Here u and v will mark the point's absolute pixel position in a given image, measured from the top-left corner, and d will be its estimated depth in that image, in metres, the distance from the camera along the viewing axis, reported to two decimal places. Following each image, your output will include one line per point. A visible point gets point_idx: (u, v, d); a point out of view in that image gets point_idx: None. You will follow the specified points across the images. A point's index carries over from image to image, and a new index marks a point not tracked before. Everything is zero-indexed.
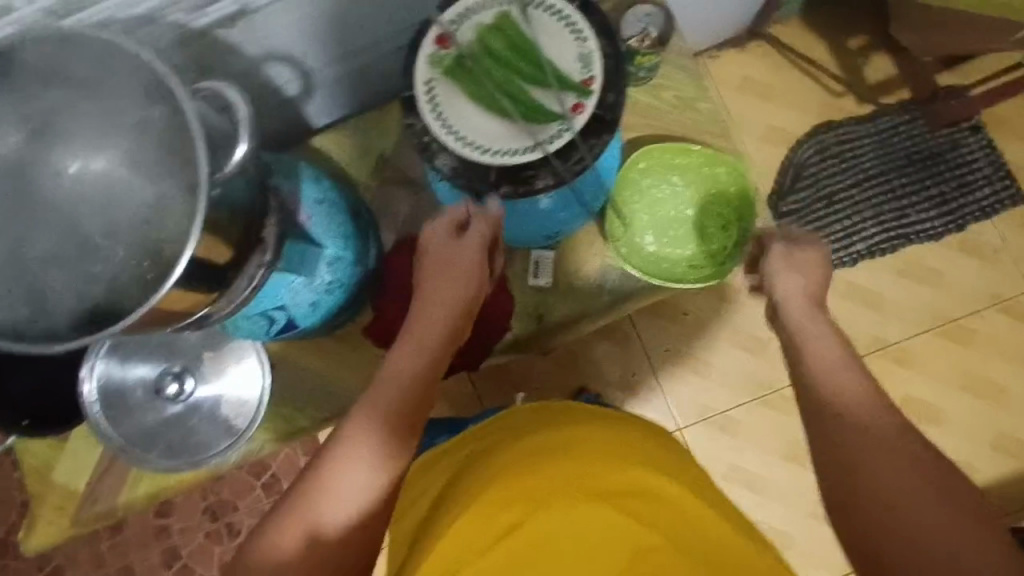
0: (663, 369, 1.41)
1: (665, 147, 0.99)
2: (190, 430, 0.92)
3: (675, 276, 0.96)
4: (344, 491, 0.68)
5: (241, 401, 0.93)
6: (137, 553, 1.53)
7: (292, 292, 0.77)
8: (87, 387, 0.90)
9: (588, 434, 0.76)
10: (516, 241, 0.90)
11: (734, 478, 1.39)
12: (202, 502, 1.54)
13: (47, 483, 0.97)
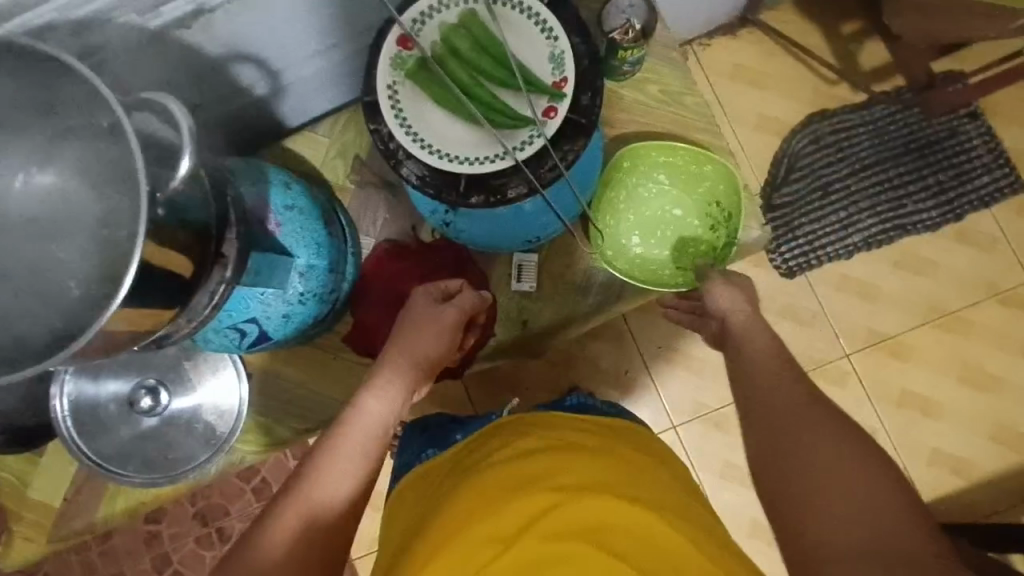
0: (656, 367, 1.39)
1: (649, 145, 0.95)
2: (166, 444, 0.89)
3: (663, 279, 0.95)
4: (326, 490, 0.69)
5: (219, 413, 0.89)
6: (127, 560, 1.51)
7: (263, 304, 0.74)
8: (58, 403, 0.87)
9: (573, 447, 0.74)
10: (497, 250, 0.85)
11: (730, 475, 1.37)
12: (192, 507, 1.52)
13: (23, 500, 0.94)
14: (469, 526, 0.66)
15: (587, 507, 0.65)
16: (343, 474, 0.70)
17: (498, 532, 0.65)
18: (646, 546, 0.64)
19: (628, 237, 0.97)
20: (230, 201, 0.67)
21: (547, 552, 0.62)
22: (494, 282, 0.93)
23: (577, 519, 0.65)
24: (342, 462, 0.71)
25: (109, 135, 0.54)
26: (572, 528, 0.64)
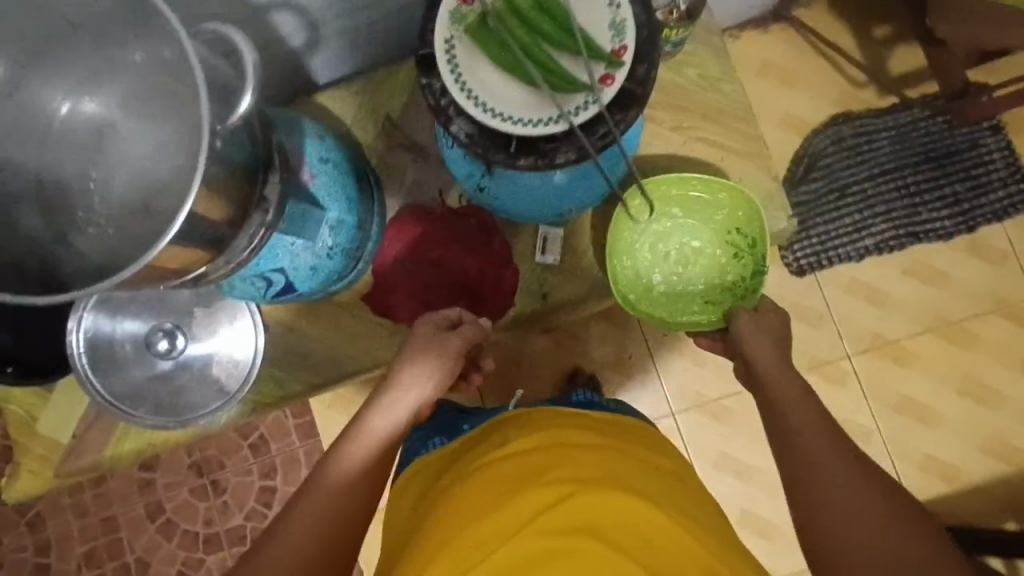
0: (660, 354, 1.40)
1: (657, 181, 0.93)
2: (178, 388, 0.89)
3: (692, 316, 0.96)
4: (337, 485, 0.75)
5: (233, 362, 0.90)
6: (122, 504, 1.53)
7: (292, 255, 0.74)
8: (75, 338, 0.87)
9: (580, 441, 0.76)
10: (526, 217, 0.86)
11: (724, 465, 1.39)
12: (188, 458, 1.53)
13: (31, 435, 0.95)
14: (472, 520, 0.69)
15: (587, 503, 0.68)
16: (355, 471, 0.76)
17: (499, 524, 0.68)
18: (642, 541, 0.66)
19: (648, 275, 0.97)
20: (274, 147, 0.66)
21: (546, 545, 0.65)
22: (517, 253, 0.93)
23: (577, 514, 0.67)
24: (357, 463, 0.77)
25: (142, 68, 0.59)
26: (571, 522, 0.66)
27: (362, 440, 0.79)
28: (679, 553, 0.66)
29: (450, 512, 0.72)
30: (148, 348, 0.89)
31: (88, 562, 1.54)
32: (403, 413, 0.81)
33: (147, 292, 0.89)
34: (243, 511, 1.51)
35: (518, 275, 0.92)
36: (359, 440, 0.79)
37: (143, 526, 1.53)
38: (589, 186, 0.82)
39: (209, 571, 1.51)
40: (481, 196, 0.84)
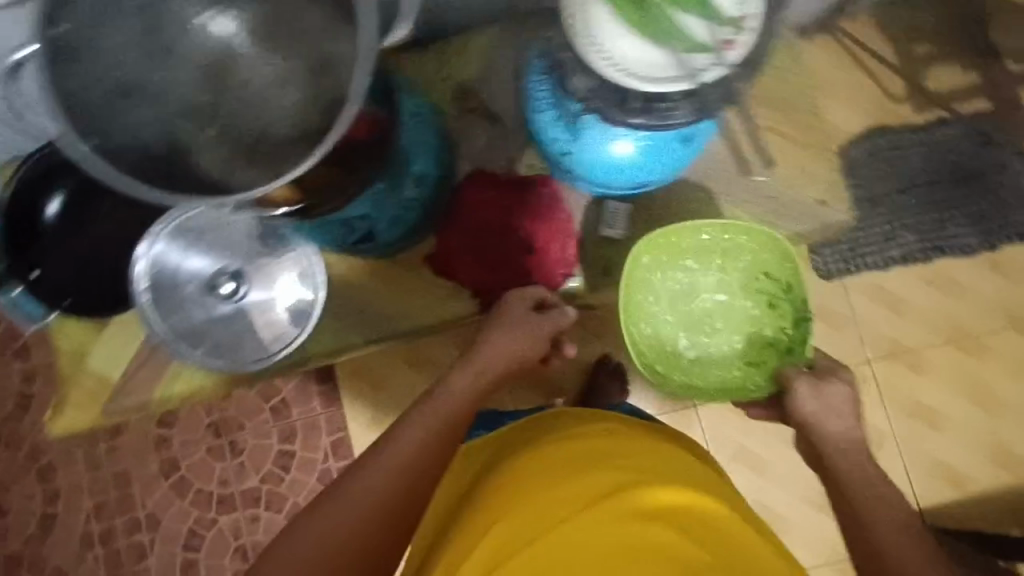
0: None
1: (669, 234, 1.11)
2: (232, 316, 1.03)
3: (729, 376, 1.11)
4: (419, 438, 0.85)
5: (295, 301, 1.05)
6: (137, 459, 1.53)
7: (382, 204, 0.99)
8: (143, 271, 1.00)
9: (627, 441, 0.88)
10: (608, 185, 1.02)
11: (740, 458, 1.43)
12: (206, 418, 1.53)
13: (82, 369, 1.10)
14: (535, 496, 0.79)
15: (644, 491, 0.78)
16: (433, 430, 0.86)
17: (568, 503, 0.77)
18: (690, 527, 0.76)
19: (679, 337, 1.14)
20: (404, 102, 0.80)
21: (612, 522, 0.74)
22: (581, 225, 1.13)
23: (637, 498, 0.77)
24: (432, 418, 0.87)
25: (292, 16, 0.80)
26: (632, 505, 0.76)
27: (447, 397, 0.90)
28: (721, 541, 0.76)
29: (509, 490, 0.81)
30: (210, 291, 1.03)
31: (96, 515, 1.53)
32: (481, 381, 0.93)
33: (222, 222, 1.02)
34: (260, 473, 1.52)
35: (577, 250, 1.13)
36: (443, 400, 0.90)
37: (156, 482, 1.53)
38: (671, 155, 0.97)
39: (221, 531, 1.51)
40: (563, 160, 0.99)
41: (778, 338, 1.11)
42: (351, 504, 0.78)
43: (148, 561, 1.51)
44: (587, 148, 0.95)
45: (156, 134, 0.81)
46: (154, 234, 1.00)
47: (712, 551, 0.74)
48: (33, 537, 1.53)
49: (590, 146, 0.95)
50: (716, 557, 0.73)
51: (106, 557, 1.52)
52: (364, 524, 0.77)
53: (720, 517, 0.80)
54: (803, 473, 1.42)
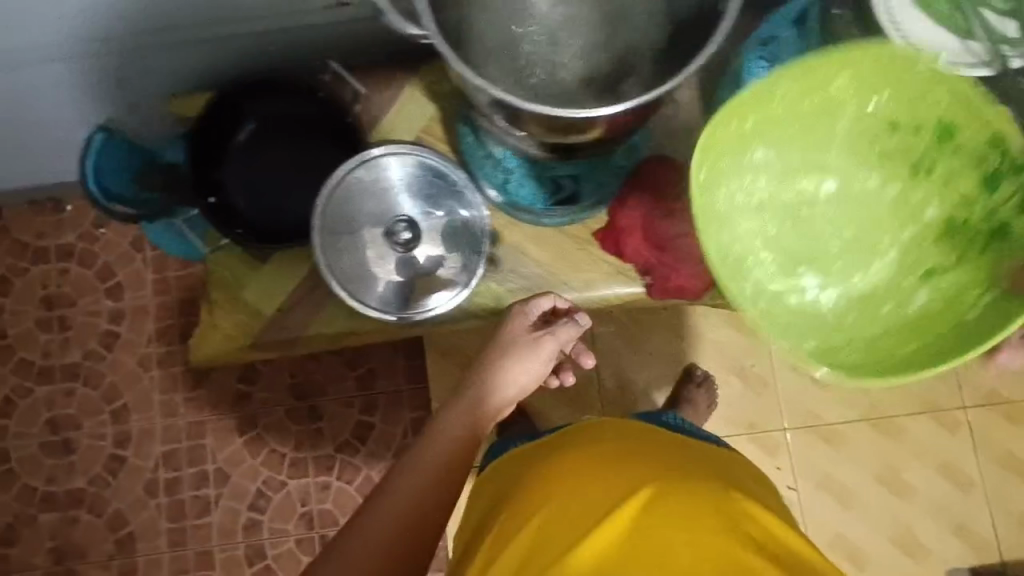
0: (783, 367, 1.42)
1: (750, 109, 0.63)
2: (396, 265, 0.96)
3: (877, 366, 0.62)
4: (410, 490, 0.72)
5: (464, 261, 0.96)
6: (214, 412, 1.51)
7: (594, 165, 0.95)
8: (319, 208, 0.92)
9: (641, 446, 0.90)
10: None
11: (826, 487, 1.41)
12: (289, 379, 1.51)
13: (235, 299, 0.96)
14: (551, 513, 0.82)
15: (666, 496, 0.81)
16: (427, 480, 0.73)
17: (598, 513, 0.80)
18: (721, 527, 0.79)
19: (803, 274, 0.67)
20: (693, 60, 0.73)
21: (642, 527, 0.78)
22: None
23: (658, 504, 0.80)
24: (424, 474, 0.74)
25: None
26: (657, 511, 0.79)
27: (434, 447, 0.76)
28: (751, 537, 0.80)
29: (529, 502, 0.86)
30: (388, 237, 0.96)
31: (165, 463, 1.50)
32: (468, 427, 0.79)
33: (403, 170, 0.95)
34: (336, 442, 1.50)
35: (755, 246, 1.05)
36: (427, 452, 0.76)
37: (230, 437, 1.50)
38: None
39: (289, 495, 1.49)
40: None
41: (957, 221, 0.66)
42: None
43: (212, 516, 1.49)
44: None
45: (456, 37, 0.75)
46: (337, 170, 0.92)
47: (743, 550, 0.78)
48: (97, 477, 1.50)
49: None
50: (748, 556, 0.78)
51: (169, 507, 1.49)
52: None
53: (748, 516, 0.83)
54: (887, 510, 1.41)
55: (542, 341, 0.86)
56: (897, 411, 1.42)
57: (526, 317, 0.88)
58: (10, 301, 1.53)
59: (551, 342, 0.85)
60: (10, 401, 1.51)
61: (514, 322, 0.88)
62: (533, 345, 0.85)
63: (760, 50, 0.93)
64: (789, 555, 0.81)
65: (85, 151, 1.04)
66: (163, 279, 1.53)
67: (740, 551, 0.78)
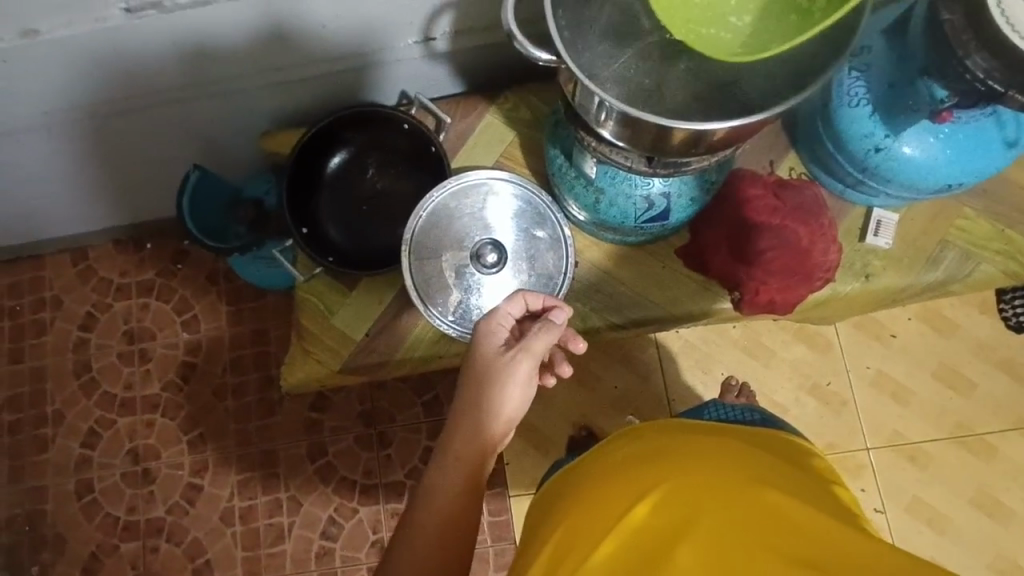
0: (861, 385, 1.37)
1: None
2: (480, 287, 0.96)
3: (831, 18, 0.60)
4: (420, 550, 0.63)
5: (548, 280, 0.95)
6: (285, 440, 1.47)
7: (686, 183, 0.86)
8: (408, 234, 0.95)
9: (655, 452, 0.76)
10: (911, 188, 0.89)
11: (915, 512, 1.33)
12: (359, 406, 1.47)
13: (325, 326, 1.03)
14: (568, 530, 0.69)
15: (672, 501, 0.66)
16: (438, 540, 0.64)
17: (595, 533, 0.66)
18: (744, 527, 0.62)
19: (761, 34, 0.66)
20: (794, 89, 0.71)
21: (647, 536, 0.64)
22: (843, 233, 0.97)
23: (674, 504, 0.66)
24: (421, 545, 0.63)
25: None
26: (664, 515, 0.65)
27: (428, 512, 0.65)
28: (793, 536, 0.61)
29: (550, 524, 0.73)
30: (474, 259, 0.96)
31: (240, 491, 1.46)
32: (460, 479, 0.67)
33: (485, 193, 0.97)
34: (405, 468, 1.44)
35: (849, 253, 0.97)
36: (422, 518, 0.65)
37: (302, 466, 1.46)
38: (980, 165, 0.84)
39: (360, 523, 1.43)
40: (863, 157, 0.87)
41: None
42: None
43: (284, 545, 1.44)
44: (903, 142, 0.84)
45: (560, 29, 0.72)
46: (427, 192, 0.96)
47: (777, 552, 0.60)
48: (176, 505, 1.46)
49: (909, 136, 0.83)
50: (785, 564, 0.58)
51: (244, 536, 1.44)
52: None
53: (792, 511, 0.63)
54: (983, 531, 1.33)
55: (517, 362, 0.70)
56: (988, 430, 1.35)
57: (495, 334, 0.72)
58: (93, 335, 1.52)
59: (526, 361, 0.70)
60: (94, 432, 1.48)
61: (483, 341, 0.72)
62: (508, 370, 0.70)
63: (851, 63, 0.85)
64: (860, 551, 0.59)
65: (183, 187, 1.08)
66: (237, 309, 1.51)
67: (772, 556, 0.59)
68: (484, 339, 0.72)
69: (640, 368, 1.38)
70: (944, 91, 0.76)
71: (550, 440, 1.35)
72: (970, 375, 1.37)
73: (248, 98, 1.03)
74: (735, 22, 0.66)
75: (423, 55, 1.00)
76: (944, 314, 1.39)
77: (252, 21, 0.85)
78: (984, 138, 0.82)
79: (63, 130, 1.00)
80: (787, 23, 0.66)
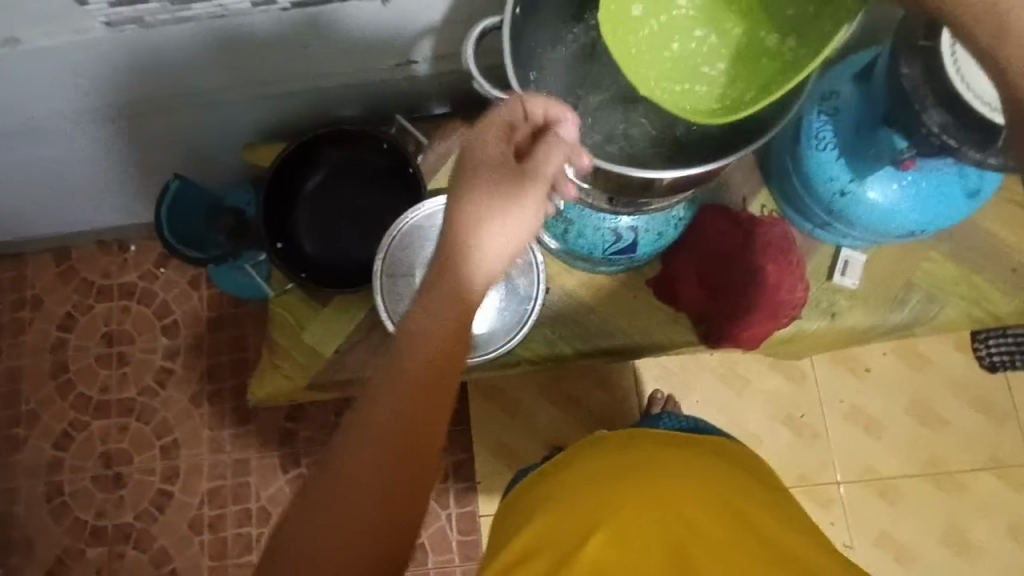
0: (835, 418, 1.38)
1: (676, 37, 0.67)
2: None
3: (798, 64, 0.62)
4: (402, 382, 0.54)
5: (518, 307, 0.96)
6: (259, 449, 1.46)
7: (654, 219, 0.87)
8: (381, 255, 0.96)
9: (627, 469, 0.76)
10: (875, 232, 0.90)
11: (884, 547, 1.33)
12: (333, 418, 1.46)
13: (296, 340, 1.03)
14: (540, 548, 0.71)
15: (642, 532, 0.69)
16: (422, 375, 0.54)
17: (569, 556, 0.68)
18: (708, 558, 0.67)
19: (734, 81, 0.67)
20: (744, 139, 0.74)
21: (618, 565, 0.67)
22: (811, 271, 0.98)
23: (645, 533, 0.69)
24: (375, 443, 0.52)
25: None
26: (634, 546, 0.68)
27: (413, 344, 0.55)
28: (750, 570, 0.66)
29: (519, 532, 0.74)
30: None
31: (211, 499, 1.45)
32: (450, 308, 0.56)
33: None
34: None
35: (815, 291, 0.98)
36: (406, 353, 0.55)
37: (274, 476, 1.45)
38: (942, 214, 0.86)
39: None
40: (830, 198, 0.88)
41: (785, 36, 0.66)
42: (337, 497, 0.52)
43: (253, 556, 1.42)
44: (868, 187, 0.85)
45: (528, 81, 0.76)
46: (402, 213, 0.96)
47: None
48: (145, 511, 1.45)
49: (873, 181, 0.85)
50: None
51: (212, 545, 1.43)
52: (355, 511, 0.51)
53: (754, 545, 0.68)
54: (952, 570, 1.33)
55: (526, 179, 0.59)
56: (959, 468, 1.36)
57: (499, 140, 0.60)
58: (72, 336, 1.51)
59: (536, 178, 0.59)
60: (67, 434, 1.47)
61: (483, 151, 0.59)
62: (515, 188, 0.58)
63: (820, 106, 0.86)
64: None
65: (163, 196, 1.07)
66: (218, 316, 1.51)
67: None
68: (484, 149, 0.59)
69: (616, 392, 1.38)
70: (905, 142, 0.77)
71: (523, 461, 1.35)
72: (942, 412, 1.38)
73: (231, 110, 1.03)
74: (708, 73, 0.67)
75: (405, 78, 1.01)
76: (919, 351, 1.40)
77: (233, 38, 0.86)
78: (946, 187, 0.84)
79: (47, 135, 1.01)
80: (759, 68, 0.67)
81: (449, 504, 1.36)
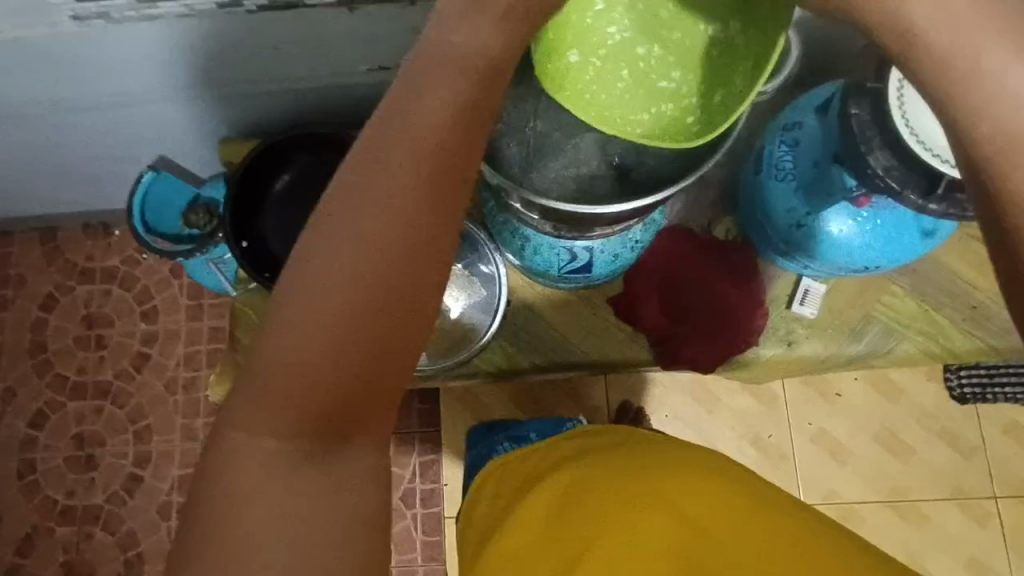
0: (803, 441, 1.38)
1: (620, 58, 0.69)
2: None
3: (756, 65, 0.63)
4: (394, 171, 0.50)
5: (478, 317, 0.98)
6: None
7: (609, 242, 0.87)
8: None
9: (627, 467, 0.83)
10: (831, 266, 0.90)
11: None
12: None
13: None
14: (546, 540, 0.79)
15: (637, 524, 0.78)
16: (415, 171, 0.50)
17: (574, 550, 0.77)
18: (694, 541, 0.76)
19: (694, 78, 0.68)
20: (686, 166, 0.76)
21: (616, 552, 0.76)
22: (770, 299, 0.98)
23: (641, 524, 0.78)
24: (366, 243, 0.49)
25: None
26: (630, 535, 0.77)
27: (407, 136, 0.51)
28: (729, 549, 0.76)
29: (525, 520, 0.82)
30: None
31: (180, 486, 1.46)
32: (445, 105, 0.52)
33: None
34: None
35: (772, 318, 0.98)
36: (399, 142, 0.51)
37: None
38: (897, 252, 0.85)
39: None
40: (787, 229, 0.88)
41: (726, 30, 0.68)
42: (320, 295, 0.48)
43: None
44: (824, 220, 0.85)
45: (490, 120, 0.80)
46: None
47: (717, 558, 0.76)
48: (115, 494, 1.46)
49: (829, 216, 0.84)
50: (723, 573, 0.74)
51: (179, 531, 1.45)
52: (346, 308, 0.48)
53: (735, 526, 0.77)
54: None
55: None
56: (922, 498, 1.36)
57: None
58: (52, 317, 1.52)
59: None
60: (42, 413, 1.49)
61: None
62: None
63: (783, 136, 0.87)
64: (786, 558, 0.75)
65: (137, 186, 1.12)
66: (197, 305, 1.52)
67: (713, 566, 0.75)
68: None
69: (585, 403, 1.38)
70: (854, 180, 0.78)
71: None
72: (910, 441, 1.37)
73: (205, 104, 1.03)
74: (666, 86, 0.69)
75: (379, 82, 1.01)
76: (891, 379, 1.39)
77: (201, 36, 0.86)
78: (903, 226, 0.83)
79: (23, 121, 1.01)
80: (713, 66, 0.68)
81: (415, 504, 1.41)
